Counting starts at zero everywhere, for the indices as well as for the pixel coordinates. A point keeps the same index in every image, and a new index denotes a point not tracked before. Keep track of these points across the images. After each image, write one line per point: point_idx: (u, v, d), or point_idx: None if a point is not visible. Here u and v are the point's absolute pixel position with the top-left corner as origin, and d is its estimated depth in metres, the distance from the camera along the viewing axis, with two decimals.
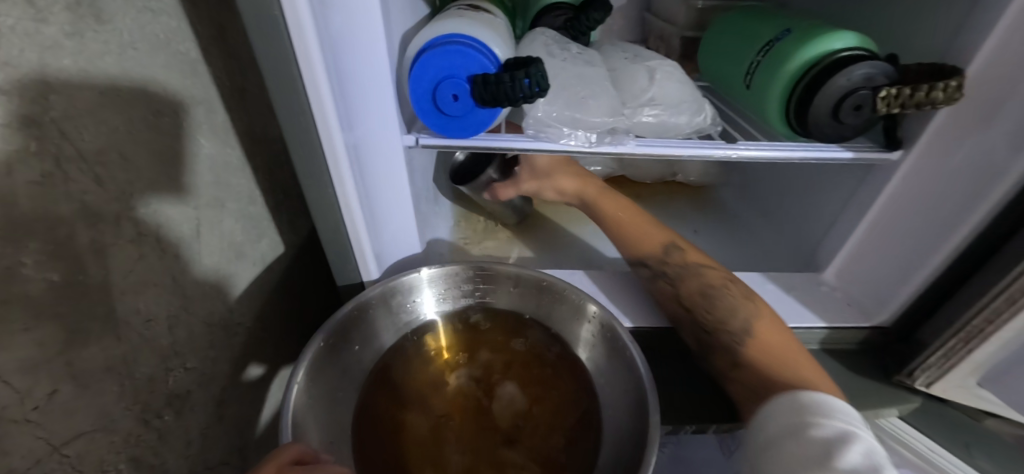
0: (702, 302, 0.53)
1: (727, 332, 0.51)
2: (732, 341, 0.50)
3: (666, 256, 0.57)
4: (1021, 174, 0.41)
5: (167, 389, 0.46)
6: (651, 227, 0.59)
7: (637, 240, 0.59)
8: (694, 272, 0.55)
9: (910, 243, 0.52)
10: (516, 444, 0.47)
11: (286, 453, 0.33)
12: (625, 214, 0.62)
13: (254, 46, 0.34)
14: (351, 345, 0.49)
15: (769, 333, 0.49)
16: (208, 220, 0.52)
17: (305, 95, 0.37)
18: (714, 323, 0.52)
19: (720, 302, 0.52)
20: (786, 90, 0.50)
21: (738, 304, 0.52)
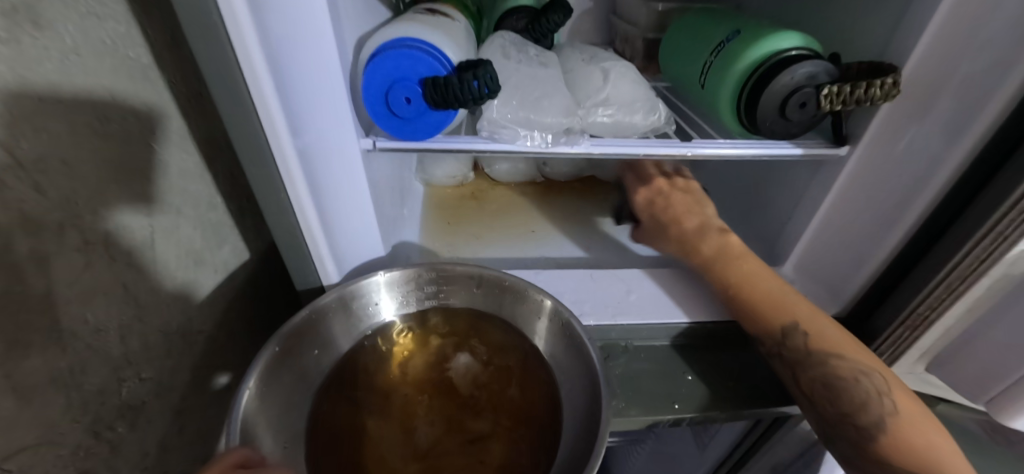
0: (820, 393, 0.48)
1: (854, 428, 0.46)
2: (863, 437, 0.45)
3: (784, 337, 0.51)
4: (954, 167, 0.44)
5: (120, 399, 0.45)
6: (774, 301, 0.54)
7: (756, 318, 0.54)
8: (819, 360, 0.49)
9: (861, 236, 0.54)
10: (482, 411, 0.49)
11: (228, 457, 0.35)
12: (751, 278, 0.56)
13: (197, 50, 0.34)
14: (309, 349, 0.48)
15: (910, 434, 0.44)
16: (165, 227, 0.51)
17: (252, 98, 0.37)
18: (838, 412, 0.47)
19: (851, 392, 0.47)
20: (736, 89, 0.51)
21: (871, 398, 0.46)
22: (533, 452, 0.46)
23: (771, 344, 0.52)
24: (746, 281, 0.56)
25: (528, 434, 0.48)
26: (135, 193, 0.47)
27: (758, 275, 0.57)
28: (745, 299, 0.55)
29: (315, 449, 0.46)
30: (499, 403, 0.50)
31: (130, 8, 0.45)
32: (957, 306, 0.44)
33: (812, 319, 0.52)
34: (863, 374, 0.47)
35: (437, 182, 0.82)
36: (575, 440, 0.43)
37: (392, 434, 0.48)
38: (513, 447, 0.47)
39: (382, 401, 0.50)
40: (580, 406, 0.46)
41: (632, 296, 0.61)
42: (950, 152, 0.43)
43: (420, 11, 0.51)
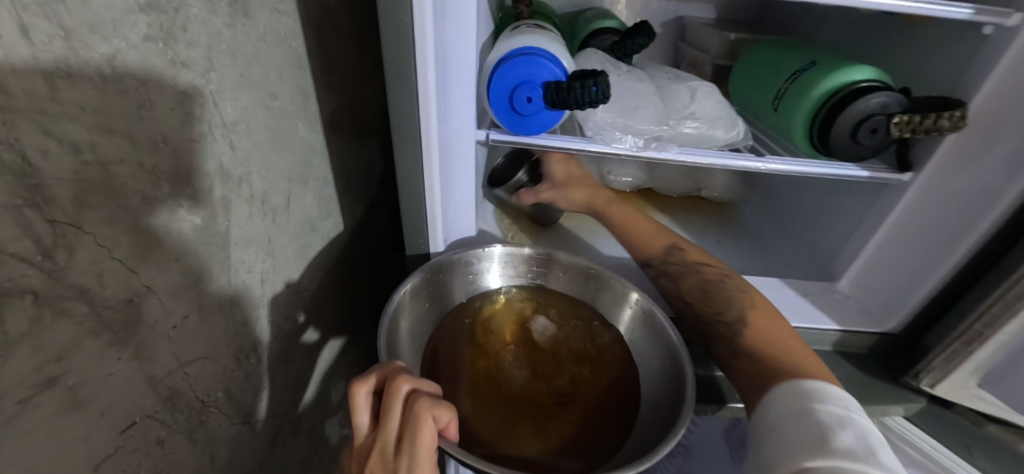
0: (697, 298, 0.60)
1: (724, 324, 0.57)
2: (731, 330, 0.56)
3: (666, 256, 0.64)
4: (1015, 197, 0.48)
5: (254, 335, 0.52)
6: (652, 233, 0.67)
7: (643, 242, 0.67)
8: (694, 269, 0.62)
9: (918, 258, 0.58)
10: (565, 365, 0.54)
11: (395, 362, 0.37)
12: (633, 223, 0.69)
13: (385, 43, 0.42)
14: (423, 302, 0.55)
15: (763, 325, 0.55)
16: (297, 193, 0.59)
17: (413, 85, 0.44)
18: (714, 315, 0.58)
19: (726, 295, 0.59)
20: (810, 113, 0.57)
21: (734, 294, 0.59)
22: (616, 411, 0.51)
23: (655, 261, 0.65)
24: (630, 221, 0.69)
25: (611, 394, 0.52)
26: (284, 160, 0.55)
27: (635, 218, 0.69)
28: (631, 236, 0.68)
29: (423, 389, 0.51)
30: (582, 364, 0.54)
31: (297, 6, 0.54)
32: (1012, 323, 0.48)
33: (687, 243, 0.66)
34: (727, 278, 0.61)
35: None
36: (661, 405, 0.49)
37: (488, 383, 0.52)
38: (597, 404, 0.51)
39: (477, 356, 0.54)
40: (661, 382, 0.51)
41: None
42: (1010, 184, 0.48)
43: (532, 24, 0.58)
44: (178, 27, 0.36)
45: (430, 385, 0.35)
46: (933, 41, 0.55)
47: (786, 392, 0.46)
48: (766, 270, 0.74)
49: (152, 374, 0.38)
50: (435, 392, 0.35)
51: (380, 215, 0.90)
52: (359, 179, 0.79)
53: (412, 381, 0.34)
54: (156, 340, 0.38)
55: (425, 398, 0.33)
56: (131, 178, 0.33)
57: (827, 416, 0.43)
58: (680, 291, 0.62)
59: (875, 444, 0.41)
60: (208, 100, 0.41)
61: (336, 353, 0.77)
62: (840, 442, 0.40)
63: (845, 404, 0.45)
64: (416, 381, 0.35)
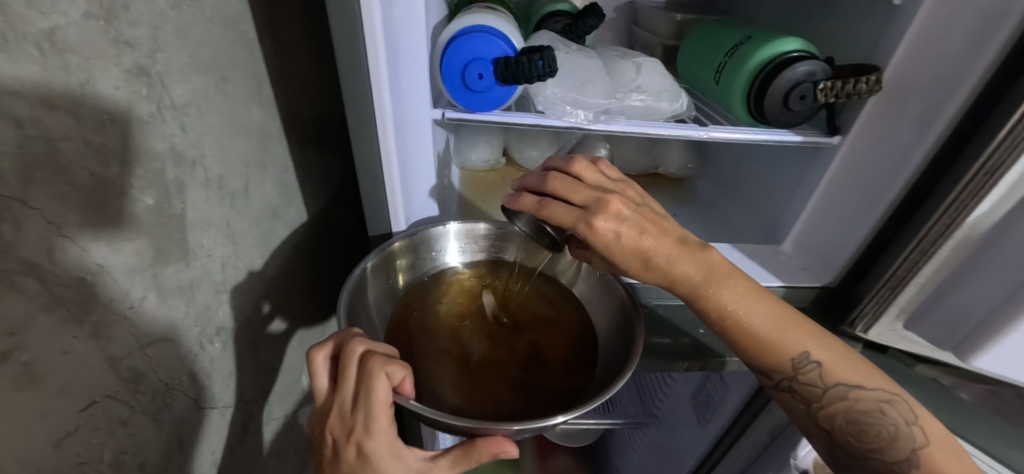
0: (843, 425, 0.49)
1: (847, 441, 0.49)
2: (861, 453, 0.48)
3: (796, 371, 0.50)
4: (924, 154, 0.53)
5: (217, 320, 0.52)
6: (779, 332, 0.50)
7: (766, 352, 0.51)
8: (839, 393, 0.49)
9: (848, 216, 0.63)
10: (524, 332, 0.56)
11: (353, 329, 0.38)
12: (757, 324, 0.51)
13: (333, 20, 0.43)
14: (387, 278, 0.56)
15: (940, 464, 0.45)
16: (256, 179, 0.59)
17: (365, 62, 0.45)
18: (866, 448, 0.48)
19: (869, 422, 0.48)
20: (747, 84, 0.60)
21: (900, 429, 0.47)
22: (577, 362, 0.54)
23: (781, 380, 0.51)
24: (740, 318, 0.50)
25: (570, 348, 0.55)
26: (240, 145, 0.55)
27: (748, 308, 0.50)
28: (751, 347, 0.51)
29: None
30: (542, 327, 0.57)
31: None
32: (928, 266, 0.53)
33: (818, 344, 0.50)
34: (887, 405, 0.48)
35: (471, 166, 0.90)
36: (614, 351, 0.52)
37: (453, 353, 0.54)
38: (557, 360, 0.54)
39: (440, 330, 0.56)
40: (614, 334, 0.54)
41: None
42: (920, 140, 0.53)
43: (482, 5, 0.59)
44: (120, 6, 0.36)
45: (384, 347, 0.36)
46: (853, 13, 0.60)
47: None
48: (717, 237, 0.78)
49: (112, 354, 0.38)
50: (390, 353, 0.36)
51: (344, 204, 0.90)
52: (320, 168, 0.79)
53: (366, 343, 0.35)
54: (115, 320, 0.38)
55: (377, 356, 0.34)
56: (78, 155, 0.33)
57: None
58: (812, 411, 0.51)
59: None
60: (155, 80, 0.41)
61: (306, 342, 0.78)
62: None
63: None
64: (372, 343, 0.36)
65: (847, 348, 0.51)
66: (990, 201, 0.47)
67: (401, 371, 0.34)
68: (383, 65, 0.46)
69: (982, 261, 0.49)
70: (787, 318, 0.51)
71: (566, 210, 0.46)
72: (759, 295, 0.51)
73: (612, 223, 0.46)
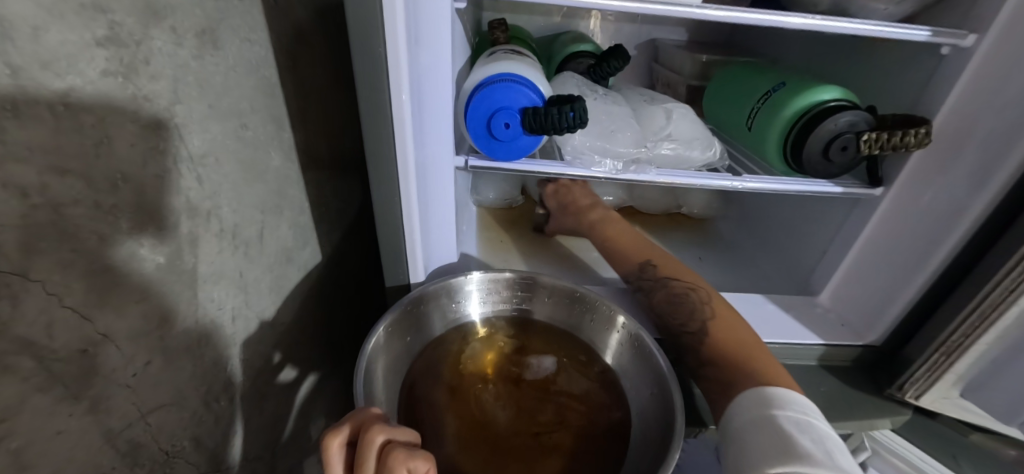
0: (666, 311, 0.60)
1: (691, 335, 0.57)
2: (697, 340, 0.56)
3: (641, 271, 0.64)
4: (980, 210, 0.49)
5: (225, 376, 0.49)
6: (639, 243, 0.67)
7: (625, 253, 0.66)
8: (666, 284, 0.61)
9: (893, 272, 0.59)
10: (554, 395, 0.53)
11: (371, 410, 0.35)
12: (622, 236, 0.69)
13: (359, 72, 0.42)
14: (404, 336, 0.53)
15: (724, 336, 0.54)
16: (271, 224, 0.57)
17: (390, 113, 0.44)
18: (682, 326, 0.58)
19: (688, 304, 0.59)
20: (783, 133, 0.58)
21: (700, 308, 0.58)
22: (612, 441, 0.50)
23: (632, 277, 0.64)
24: (615, 236, 0.68)
25: (601, 421, 0.51)
26: (256, 191, 0.53)
27: (623, 233, 0.69)
28: (613, 248, 0.68)
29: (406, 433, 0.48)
30: (573, 389, 0.53)
31: (269, 35, 0.53)
32: (989, 333, 0.48)
33: (674, 265, 0.64)
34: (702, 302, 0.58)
35: (489, 204, 0.88)
36: (652, 428, 0.49)
37: (474, 423, 0.50)
38: (588, 428, 0.51)
39: (459, 394, 0.52)
40: (649, 405, 0.51)
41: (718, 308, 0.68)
42: (976, 198, 0.49)
43: (507, 50, 0.58)
44: (140, 60, 0.35)
45: (405, 435, 0.33)
46: (895, 62, 0.57)
47: (755, 398, 0.45)
48: (746, 285, 0.75)
49: (110, 428, 0.35)
50: (410, 441, 0.33)
51: (359, 241, 0.88)
52: (336, 206, 0.77)
53: (387, 431, 0.32)
54: (115, 391, 0.35)
55: (398, 450, 0.30)
56: (86, 219, 0.31)
57: (789, 422, 0.42)
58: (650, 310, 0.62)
59: (833, 448, 0.40)
60: (173, 133, 0.39)
61: (315, 387, 0.74)
62: (798, 448, 0.39)
63: (803, 409, 0.44)
64: (392, 431, 0.32)
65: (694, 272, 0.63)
66: None
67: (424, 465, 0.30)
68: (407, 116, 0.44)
69: None
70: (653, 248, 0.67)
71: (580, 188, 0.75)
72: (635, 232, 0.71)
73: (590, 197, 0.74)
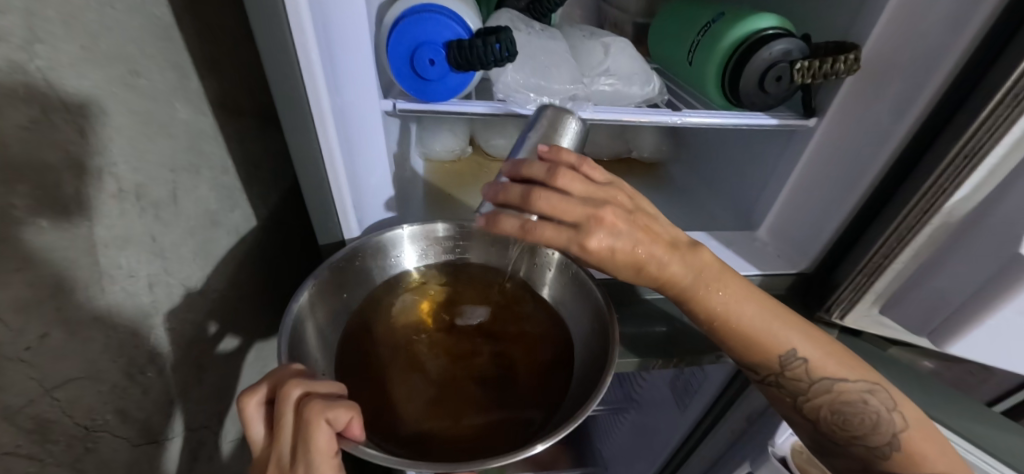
0: (836, 419, 0.50)
1: (866, 446, 0.50)
2: (873, 453, 0.50)
3: (783, 367, 0.51)
4: (903, 135, 0.50)
5: (149, 345, 0.47)
6: (772, 330, 0.50)
7: (751, 349, 0.51)
8: (831, 386, 0.50)
9: (825, 200, 0.61)
10: (493, 340, 0.54)
11: (290, 367, 0.37)
12: (743, 316, 0.50)
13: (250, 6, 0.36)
14: (339, 292, 0.52)
15: (919, 444, 0.48)
16: (186, 184, 0.52)
17: (295, 52, 0.39)
18: (850, 434, 0.50)
19: (863, 416, 0.49)
20: (720, 65, 0.57)
21: (882, 417, 0.49)
22: (553, 378, 0.51)
23: (772, 375, 0.51)
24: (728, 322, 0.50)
25: (541, 359, 0.53)
26: (162, 147, 0.48)
27: (740, 311, 0.50)
28: (734, 339, 0.51)
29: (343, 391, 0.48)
30: (510, 332, 0.54)
31: None
32: (905, 252, 0.51)
33: (806, 341, 0.51)
34: (889, 410, 0.49)
35: (435, 157, 0.85)
36: (588, 358, 0.50)
37: (414, 375, 0.50)
38: (528, 367, 0.52)
39: (397, 349, 0.52)
40: (586, 338, 0.52)
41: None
42: (897, 124, 0.50)
43: None
44: None
45: (325, 386, 0.35)
46: None
47: None
48: (692, 225, 0.76)
49: (6, 406, 0.32)
50: (331, 392, 0.35)
51: (303, 201, 0.84)
52: (268, 165, 0.72)
53: (304, 385, 0.34)
54: (5, 367, 0.32)
55: (315, 401, 0.33)
56: None
57: None
58: (799, 405, 0.52)
59: None
60: (37, 78, 0.34)
61: (263, 354, 0.73)
62: None
63: None
64: (310, 384, 0.35)
65: (834, 343, 0.52)
66: (969, 186, 0.45)
67: (348, 413, 0.33)
68: (315, 58, 0.40)
69: (959, 247, 0.47)
70: (781, 313, 0.52)
71: (556, 235, 0.41)
72: (744, 286, 0.51)
73: (607, 239, 0.41)
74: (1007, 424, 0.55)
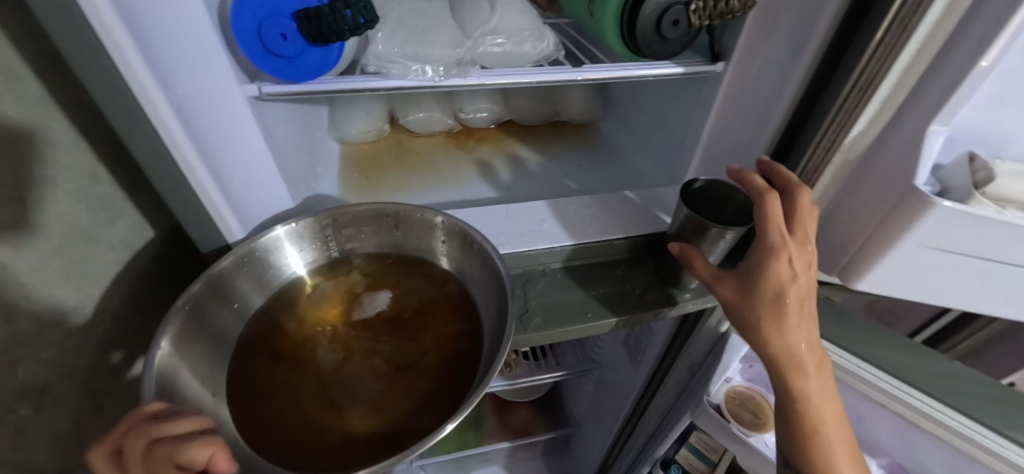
0: None
1: None
2: None
3: None
4: (801, 74, 0.48)
5: (18, 381, 0.43)
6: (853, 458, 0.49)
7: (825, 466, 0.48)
8: None
9: (739, 145, 0.60)
10: (404, 332, 0.55)
11: (144, 408, 0.38)
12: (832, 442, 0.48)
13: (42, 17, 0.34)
14: (229, 303, 0.51)
15: None
16: (39, 202, 0.46)
17: (110, 58, 0.36)
18: None
19: None
20: (617, 11, 0.53)
21: None
22: (461, 349, 0.53)
23: None
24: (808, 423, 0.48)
25: (450, 345, 0.53)
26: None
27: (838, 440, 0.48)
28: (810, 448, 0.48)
29: (236, 407, 0.46)
30: (420, 316, 0.56)
31: None
32: (813, 193, 0.51)
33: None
34: None
35: (352, 139, 0.79)
36: (493, 317, 0.52)
37: (318, 376, 0.50)
38: (440, 348, 0.53)
39: (301, 347, 0.52)
40: (487, 297, 0.54)
41: (547, 224, 0.62)
42: (796, 63, 0.48)
43: None
44: None
45: (178, 427, 0.37)
46: None
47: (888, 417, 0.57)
48: (619, 185, 0.74)
49: None
50: (184, 430, 0.37)
51: None
52: None
53: (152, 432, 0.36)
54: None
55: (161, 448, 0.35)
56: None
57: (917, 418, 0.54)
58: None
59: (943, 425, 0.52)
60: None
61: None
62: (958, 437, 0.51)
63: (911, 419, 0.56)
64: (162, 429, 0.36)
65: None
66: (864, 121, 0.44)
67: (205, 451, 0.35)
68: (137, 59, 0.37)
69: (858, 183, 0.48)
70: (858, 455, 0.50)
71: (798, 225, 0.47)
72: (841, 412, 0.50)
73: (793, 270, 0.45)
74: (901, 343, 0.61)
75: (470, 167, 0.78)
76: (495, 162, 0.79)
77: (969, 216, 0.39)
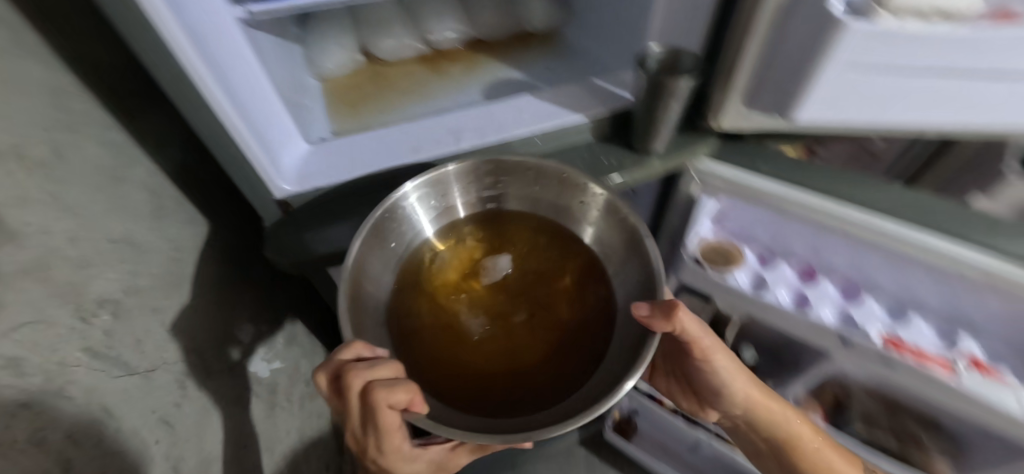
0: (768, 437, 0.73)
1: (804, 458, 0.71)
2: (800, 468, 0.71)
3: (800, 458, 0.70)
4: None
5: (93, 294, 0.50)
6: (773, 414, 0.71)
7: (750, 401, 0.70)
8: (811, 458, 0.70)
9: (685, 17, 0.65)
10: (535, 293, 0.60)
11: (355, 346, 0.49)
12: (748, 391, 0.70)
13: None
14: (383, 245, 0.59)
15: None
16: (68, 143, 0.51)
17: None
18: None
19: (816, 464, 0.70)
20: None
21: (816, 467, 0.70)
22: (596, 319, 0.58)
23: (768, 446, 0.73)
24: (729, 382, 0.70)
25: (585, 310, 0.59)
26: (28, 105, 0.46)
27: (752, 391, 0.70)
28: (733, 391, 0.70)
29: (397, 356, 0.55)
30: (546, 278, 0.61)
31: None
32: (752, 44, 0.57)
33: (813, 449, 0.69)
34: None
35: (330, 74, 0.83)
36: (634, 293, 0.57)
37: (470, 340, 0.56)
38: (578, 317, 0.59)
39: (449, 307, 0.59)
40: (625, 262, 0.59)
41: (525, 114, 0.69)
42: None
43: None
44: None
45: (383, 372, 0.47)
46: None
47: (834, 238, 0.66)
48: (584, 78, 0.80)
49: None
50: (386, 374, 0.47)
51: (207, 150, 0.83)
52: (153, 117, 0.69)
53: (368, 376, 0.47)
54: None
55: (377, 391, 0.45)
56: None
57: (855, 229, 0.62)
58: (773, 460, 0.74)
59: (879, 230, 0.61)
60: None
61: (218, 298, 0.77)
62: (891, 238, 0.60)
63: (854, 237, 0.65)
64: (369, 374, 0.47)
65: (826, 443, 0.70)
66: None
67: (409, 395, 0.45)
68: None
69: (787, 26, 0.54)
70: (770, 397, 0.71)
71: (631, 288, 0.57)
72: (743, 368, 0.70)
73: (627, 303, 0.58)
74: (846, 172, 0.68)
75: (446, 84, 0.83)
76: (468, 77, 0.84)
77: (877, 35, 0.46)
